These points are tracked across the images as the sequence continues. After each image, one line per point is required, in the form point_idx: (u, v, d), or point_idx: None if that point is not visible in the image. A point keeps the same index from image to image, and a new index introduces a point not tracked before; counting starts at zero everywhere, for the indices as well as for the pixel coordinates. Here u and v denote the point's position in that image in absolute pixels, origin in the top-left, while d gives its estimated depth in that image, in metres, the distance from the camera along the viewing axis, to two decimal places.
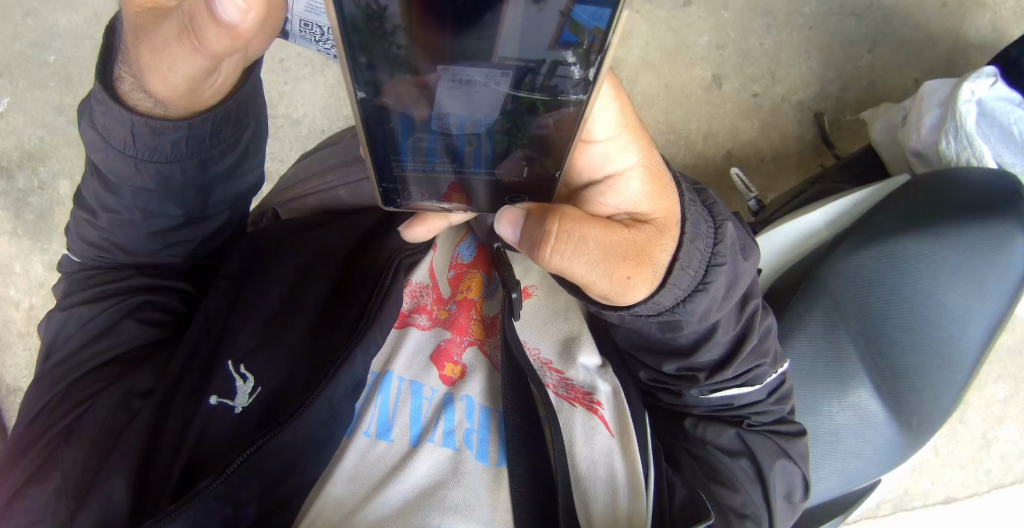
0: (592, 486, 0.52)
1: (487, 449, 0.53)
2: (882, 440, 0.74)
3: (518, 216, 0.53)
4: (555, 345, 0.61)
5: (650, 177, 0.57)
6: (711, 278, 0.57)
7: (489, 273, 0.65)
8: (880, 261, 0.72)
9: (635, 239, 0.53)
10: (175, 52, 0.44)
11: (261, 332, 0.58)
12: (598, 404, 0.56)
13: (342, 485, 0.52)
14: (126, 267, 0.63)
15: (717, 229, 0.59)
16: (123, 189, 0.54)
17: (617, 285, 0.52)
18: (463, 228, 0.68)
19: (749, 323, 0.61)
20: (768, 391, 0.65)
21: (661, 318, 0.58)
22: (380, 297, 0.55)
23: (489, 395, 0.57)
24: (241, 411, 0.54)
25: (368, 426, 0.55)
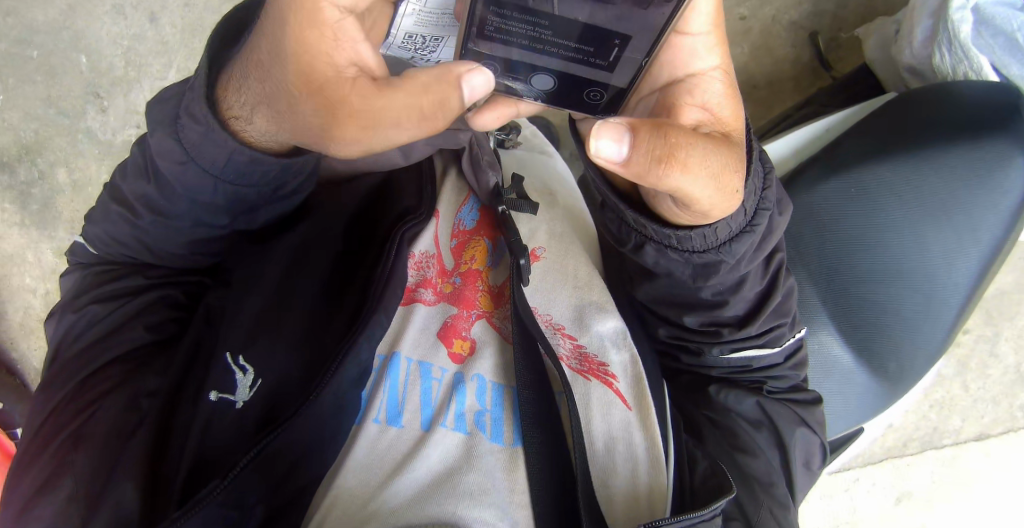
0: (614, 464, 0.53)
1: (502, 430, 0.51)
2: (867, 382, 0.77)
3: (627, 131, 0.45)
4: (567, 312, 0.61)
5: (727, 83, 0.53)
6: (759, 219, 0.54)
7: (493, 239, 0.61)
8: (856, 195, 0.71)
9: (731, 153, 0.50)
10: (404, 125, 0.47)
11: (258, 320, 0.54)
12: (612, 377, 0.57)
13: (354, 476, 0.49)
14: (129, 265, 0.60)
15: (767, 168, 0.56)
16: (181, 199, 0.54)
17: (726, 196, 0.49)
18: (465, 189, 0.65)
19: (775, 278, 0.61)
20: (785, 356, 0.65)
21: (705, 258, 0.55)
22: (378, 289, 0.52)
23: (501, 373, 0.54)
24: (242, 405, 0.50)
25: (378, 412, 0.52)
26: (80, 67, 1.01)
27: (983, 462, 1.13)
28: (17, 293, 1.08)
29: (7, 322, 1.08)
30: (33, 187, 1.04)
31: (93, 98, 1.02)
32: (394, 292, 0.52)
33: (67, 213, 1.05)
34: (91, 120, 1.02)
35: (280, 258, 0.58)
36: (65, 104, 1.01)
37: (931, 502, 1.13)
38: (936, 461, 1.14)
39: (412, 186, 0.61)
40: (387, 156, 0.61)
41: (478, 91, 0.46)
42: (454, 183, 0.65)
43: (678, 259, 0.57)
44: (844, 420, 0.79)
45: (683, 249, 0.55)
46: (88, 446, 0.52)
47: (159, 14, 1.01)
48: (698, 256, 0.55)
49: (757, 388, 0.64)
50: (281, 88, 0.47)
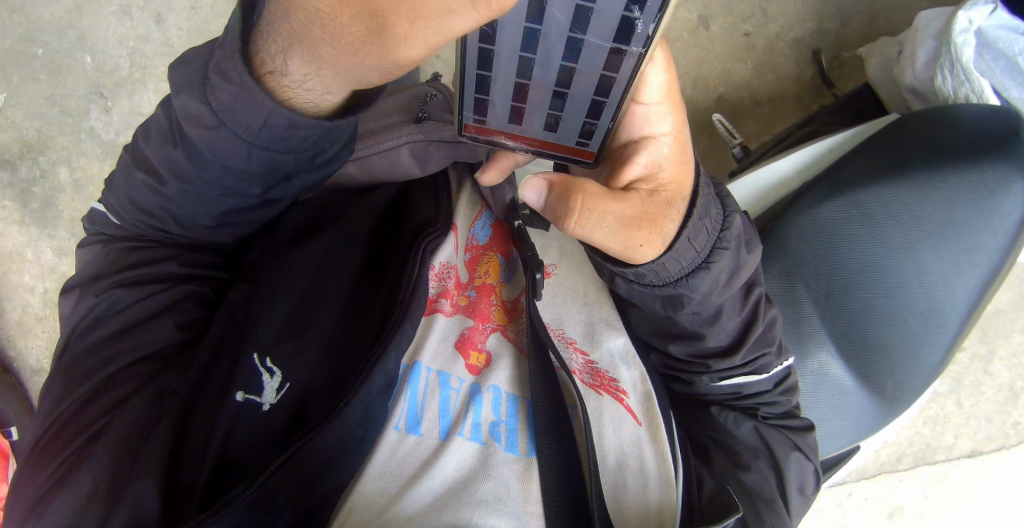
0: (624, 479, 0.53)
1: (517, 440, 0.52)
2: (866, 404, 0.78)
3: (544, 185, 0.49)
4: (580, 327, 0.61)
5: (678, 149, 0.56)
6: (714, 257, 0.57)
7: (506, 255, 0.62)
8: (861, 217, 0.71)
9: (652, 209, 0.52)
10: (456, 15, 0.37)
11: (286, 322, 0.55)
12: (623, 392, 0.58)
13: (371, 483, 0.49)
14: (156, 246, 0.60)
15: (727, 215, 0.58)
16: (210, 164, 0.52)
17: (631, 248, 0.51)
18: (479, 203, 0.65)
19: (754, 311, 0.62)
20: (775, 383, 0.66)
21: (666, 290, 0.57)
22: (403, 305, 0.51)
23: (516, 385, 0.55)
24: (269, 407, 0.51)
25: (398, 419, 0.52)
26: (85, 67, 1.01)
27: (974, 477, 1.14)
28: (14, 291, 1.07)
29: (6, 319, 1.08)
30: (35, 185, 1.03)
31: (98, 98, 1.02)
32: (420, 303, 0.52)
33: (67, 213, 1.05)
34: (95, 120, 1.02)
35: (305, 267, 0.58)
36: (68, 103, 1.01)
37: (923, 515, 1.14)
38: (929, 478, 1.14)
39: (430, 196, 0.61)
40: (403, 164, 0.60)
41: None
42: (471, 195, 0.64)
43: (643, 293, 0.58)
44: (842, 437, 0.80)
45: (644, 283, 0.57)
46: (112, 436, 0.52)
47: (165, 16, 1.01)
48: (660, 290, 0.57)
49: (750, 415, 0.65)
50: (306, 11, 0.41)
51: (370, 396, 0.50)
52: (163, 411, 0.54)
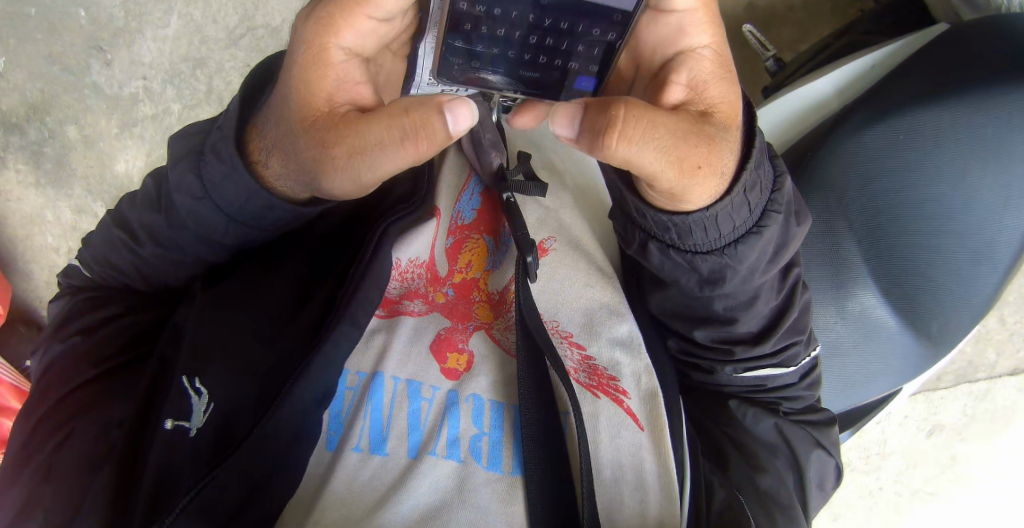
0: (621, 492, 0.48)
1: (501, 456, 0.47)
2: (908, 350, 0.65)
3: (580, 109, 0.42)
4: (577, 315, 0.54)
5: (720, 64, 0.48)
6: (766, 221, 0.49)
7: (494, 235, 0.55)
8: (900, 148, 0.59)
9: (708, 130, 0.44)
10: (388, 149, 0.40)
11: (216, 338, 0.50)
12: (623, 393, 0.51)
13: (332, 511, 0.44)
14: (116, 289, 0.58)
15: (776, 174, 0.51)
16: (187, 225, 0.51)
17: (686, 176, 0.43)
18: (467, 169, 0.58)
19: (791, 293, 0.55)
20: (801, 375, 0.59)
21: (709, 263, 0.50)
22: (350, 287, 0.48)
23: (500, 391, 0.50)
24: (196, 432, 0.47)
25: (359, 440, 0.47)
26: (79, 21, 0.92)
27: (1020, 394, 1.00)
28: (39, 252, 1.01)
29: (35, 282, 1.02)
30: (45, 145, 0.96)
31: (98, 52, 0.93)
32: (378, 290, 0.49)
33: (82, 171, 0.97)
34: (97, 75, 0.94)
35: (240, 280, 0.54)
36: (69, 60, 0.93)
37: (966, 435, 1.00)
38: (969, 395, 1.01)
39: (410, 180, 0.56)
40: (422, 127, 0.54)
41: (464, 125, 0.40)
42: (456, 160, 0.59)
43: (679, 264, 0.51)
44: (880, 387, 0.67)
45: (685, 247, 0.50)
46: (56, 478, 0.48)
47: None
48: (702, 258, 0.50)
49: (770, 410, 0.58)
50: (295, 132, 0.45)
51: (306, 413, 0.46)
52: (109, 443, 0.50)
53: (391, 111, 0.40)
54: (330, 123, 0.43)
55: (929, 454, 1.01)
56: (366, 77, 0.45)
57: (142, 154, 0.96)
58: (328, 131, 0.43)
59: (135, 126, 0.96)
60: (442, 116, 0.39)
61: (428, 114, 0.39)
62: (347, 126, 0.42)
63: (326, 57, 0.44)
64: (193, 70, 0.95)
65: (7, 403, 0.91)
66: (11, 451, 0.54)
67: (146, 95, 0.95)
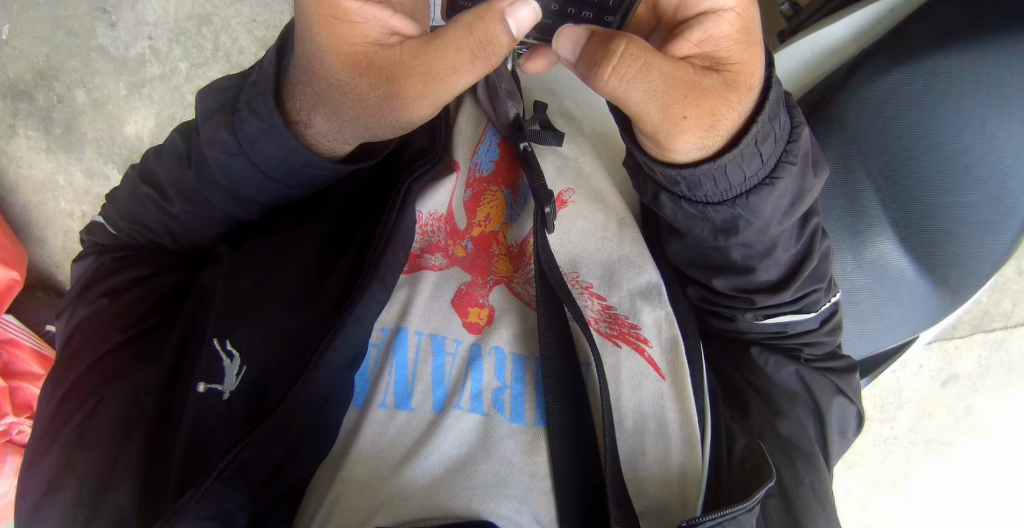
0: (643, 442, 0.48)
1: (524, 408, 0.48)
2: (927, 295, 0.63)
3: (584, 35, 0.42)
4: (598, 266, 0.54)
5: (743, 28, 0.44)
6: (780, 172, 0.48)
7: (512, 187, 0.54)
8: (926, 90, 0.56)
9: (704, 83, 0.42)
10: (461, 74, 0.40)
11: (244, 301, 0.51)
12: (645, 342, 0.51)
13: (363, 463, 0.46)
14: (142, 249, 0.59)
15: (794, 122, 0.49)
16: (216, 184, 0.51)
17: (670, 122, 0.42)
18: (484, 117, 0.56)
19: (810, 243, 0.54)
20: (822, 320, 0.58)
21: (719, 215, 0.49)
22: (380, 245, 0.48)
23: (521, 343, 0.50)
24: (230, 396, 0.48)
25: (384, 395, 0.48)
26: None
27: None
28: (56, 217, 1.01)
29: (51, 247, 1.03)
30: (54, 110, 0.95)
31: (102, 14, 0.91)
32: (405, 247, 0.49)
33: (92, 134, 0.96)
34: (103, 37, 0.92)
35: (273, 240, 0.54)
36: (72, 23, 0.91)
37: (980, 386, 1.00)
38: (984, 345, 1.01)
39: (428, 130, 0.54)
40: None
41: (527, 23, 0.38)
42: (472, 113, 0.57)
43: (692, 215, 0.50)
44: (898, 332, 0.66)
45: (696, 198, 0.48)
46: (92, 439, 0.50)
47: None
48: (714, 209, 0.48)
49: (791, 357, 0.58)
50: (331, 89, 0.44)
51: (333, 374, 0.46)
52: (142, 405, 0.51)
53: (449, 34, 0.39)
54: (377, 68, 0.42)
55: (942, 404, 1.01)
56: (392, 11, 0.41)
57: (152, 114, 0.95)
58: (377, 76, 0.42)
59: (143, 87, 0.94)
60: (505, 24, 0.38)
61: (489, 25, 0.38)
62: (405, 60, 0.41)
63: (342, 7, 0.40)
64: (199, 28, 0.92)
65: (29, 369, 0.94)
66: (42, 410, 0.55)
67: (153, 55, 0.93)
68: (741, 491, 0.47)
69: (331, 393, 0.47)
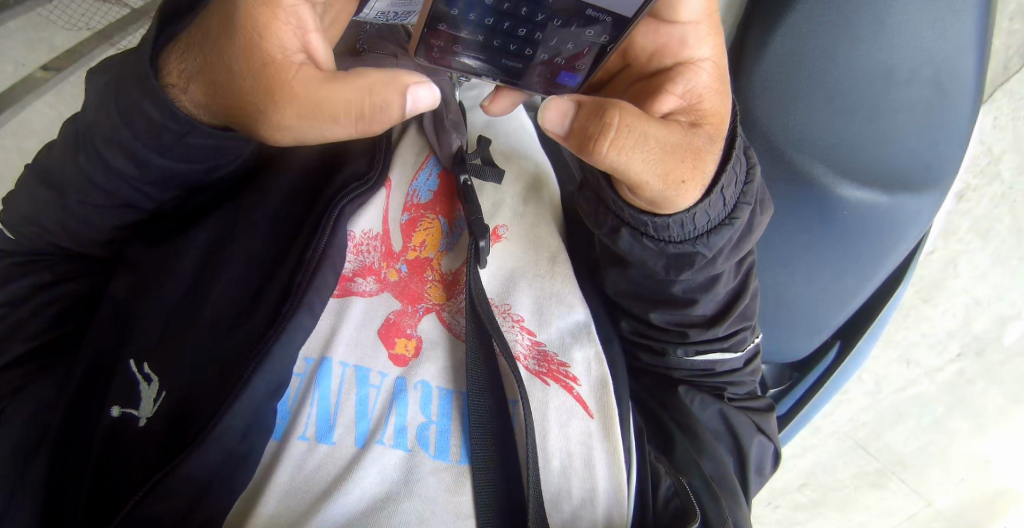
0: (568, 482, 0.48)
1: (449, 444, 0.47)
2: (904, 215, 0.68)
3: (572, 106, 0.42)
4: (532, 298, 0.54)
5: (716, 77, 0.49)
6: (738, 213, 0.49)
7: (449, 217, 0.55)
8: (825, 31, 0.64)
9: (697, 144, 0.45)
10: (335, 124, 0.41)
11: (168, 322, 0.49)
12: (573, 380, 0.51)
13: (277, 502, 0.44)
14: (36, 256, 0.54)
15: (750, 164, 0.51)
16: (106, 164, 0.47)
17: (670, 187, 0.44)
18: (425, 149, 0.58)
19: (746, 278, 0.56)
20: (746, 360, 0.60)
21: (679, 250, 0.49)
22: (309, 269, 0.47)
23: (449, 377, 0.49)
24: (146, 423, 0.46)
25: (305, 428, 0.46)
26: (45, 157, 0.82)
27: None
28: None
29: None
30: None
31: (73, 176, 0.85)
32: (332, 275, 0.48)
33: None
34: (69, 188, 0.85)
35: (198, 263, 0.52)
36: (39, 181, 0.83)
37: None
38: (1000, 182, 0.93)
39: (366, 158, 0.55)
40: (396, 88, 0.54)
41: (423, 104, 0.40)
42: (416, 140, 0.58)
43: (648, 249, 0.50)
44: (895, 219, 0.68)
45: (659, 237, 0.49)
46: None
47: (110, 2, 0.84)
48: (673, 246, 0.49)
49: (716, 395, 0.59)
50: (217, 54, 0.42)
51: (256, 404, 0.45)
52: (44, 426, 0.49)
53: (353, 85, 0.40)
54: (271, 72, 0.40)
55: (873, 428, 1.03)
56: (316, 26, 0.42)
57: None
58: (264, 78, 0.41)
59: None
60: (402, 96, 0.39)
61: (388, 97, 0.39)
62: (294, 86, 0.40)
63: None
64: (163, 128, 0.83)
65: None
66: None
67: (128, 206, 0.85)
68: None
69: (257, 424, 0.45)
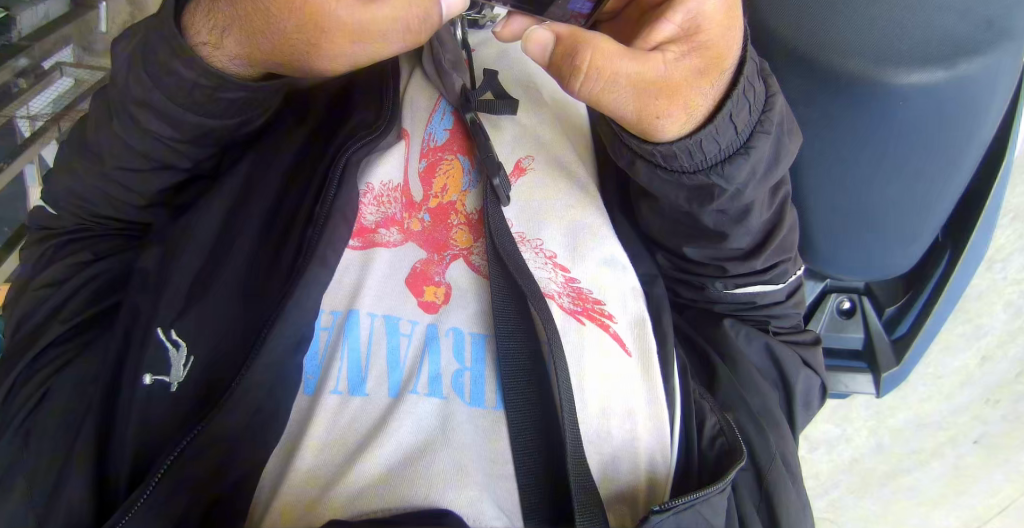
0: (610, 424, 0.46)
1: (484, 390, 0.46)
2: (978, 100, 0.54)
3: (550, 40, 0.41)
4: (563, 235, 0.51)
5: (727, 7, 0.41)
6: (754, 142, 0.45)
7: (468, 155, 0.53)
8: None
9: (685, 77, 0.40)
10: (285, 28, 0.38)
11: (188, 284, 0.48)
12: (608, 317, 0.49)
13: (314, 455, 0.44)
14: (80, 229, 0.53)
15: (769, 90, 0.46)
16: (136, 125, 0.46)
17: (651, 122, 0.41)
18: (434, 92, 0.56)
19: (781, 209, 0.52)
20: (789, 293, 0.58)
21: (694, 179, 0.46)
22: (319, 224, 0.46)
23: (479, 321, 0.48)
24: (178, 388, 0.45)
25: (336, 382, 0.46)
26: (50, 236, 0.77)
27: None
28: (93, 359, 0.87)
29: None
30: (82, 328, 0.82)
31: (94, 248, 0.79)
32: (348, 225, 0.47)
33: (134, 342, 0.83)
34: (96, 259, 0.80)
35: (214, 221, 0.50)
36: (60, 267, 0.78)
37: None
38: None
39: (375, 101, 0.53)
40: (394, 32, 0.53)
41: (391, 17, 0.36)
42: (421, 81, 0.57)
43: (665, 182, 0.47)
44: (966, 116, 0.54)
45: (671, 168, 0.46)
46: (37, 443, 0.46)
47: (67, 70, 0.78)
48: (688, 177, 0.46)
49: (760, 329, 0.58)
50: None
51: (281, 357, 0.45)
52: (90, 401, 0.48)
53: None
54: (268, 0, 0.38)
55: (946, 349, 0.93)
56: None
57: None
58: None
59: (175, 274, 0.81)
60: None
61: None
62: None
63: None
64: None
65: None
66: None
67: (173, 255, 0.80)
68: (712, 473, 0.46)
69: (282, 379, 0.45)
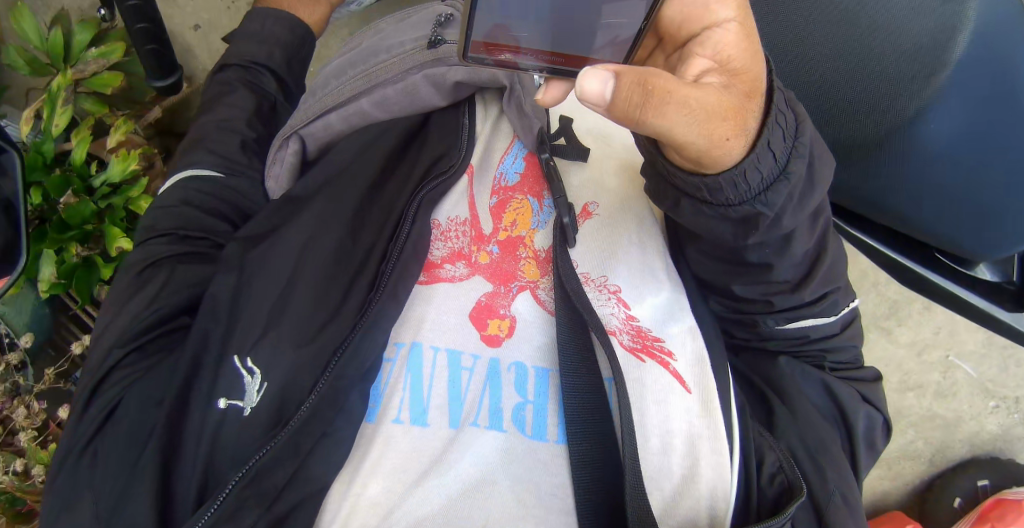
0: (666, 460, 0.46)
1: (546, 422, 0.46)
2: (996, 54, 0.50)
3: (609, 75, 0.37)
4: (626, 271, 0.52)
5: (746, 36, 0.43)
6: (793, 166, 0.44)
7: (538, 197, 0.53)
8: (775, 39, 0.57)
9: (733, 102, 0.41)
10: None
11: (261, 313, 0.49)
12: (668, 355, 0.49)
13: (376, 483, 0.45)
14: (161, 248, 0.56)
15: (796, 116, 0.45)
16: None
17: (716, 146, 0.40)
18: (508, 134, 0.57)
19: (823, 237, 0.51)
20: (842, 324, 0.56)
21: (736, 212, 0.44)
22: (395, 266, 0.49)
23: (544, 354, 0.48)
24: (249, 412, 0.46)
25: (398, 411, 0.47)
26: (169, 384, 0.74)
27: None
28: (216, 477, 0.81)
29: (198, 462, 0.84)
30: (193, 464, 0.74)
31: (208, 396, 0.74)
32: (418, 262, 0.50)
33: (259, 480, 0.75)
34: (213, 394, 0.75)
35: (283, 250, 0.52)
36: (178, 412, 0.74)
37: None
38: None
39: (449, 137, 0.55)
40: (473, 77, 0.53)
41: None
42: (504, 126, 0.57)
43: (709, 218, 0.45)
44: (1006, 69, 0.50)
45: (716, 202, 0.44)
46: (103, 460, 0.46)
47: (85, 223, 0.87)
48: (733, 209, 0.44)
49: (815, 366, 0.57)
50: None
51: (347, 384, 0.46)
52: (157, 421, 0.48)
53: None
54: None
55: None
56: None
57: None
58: None
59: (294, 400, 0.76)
60: None
61: None
62: None
63: None
64: None
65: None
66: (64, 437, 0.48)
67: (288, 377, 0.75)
68: (771, 513, 0.45)
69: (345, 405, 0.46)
